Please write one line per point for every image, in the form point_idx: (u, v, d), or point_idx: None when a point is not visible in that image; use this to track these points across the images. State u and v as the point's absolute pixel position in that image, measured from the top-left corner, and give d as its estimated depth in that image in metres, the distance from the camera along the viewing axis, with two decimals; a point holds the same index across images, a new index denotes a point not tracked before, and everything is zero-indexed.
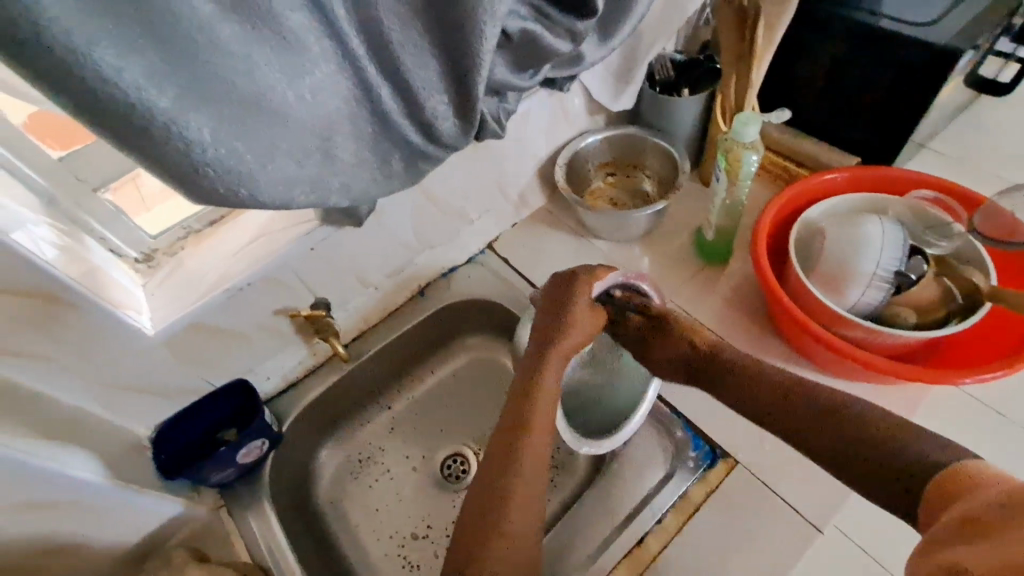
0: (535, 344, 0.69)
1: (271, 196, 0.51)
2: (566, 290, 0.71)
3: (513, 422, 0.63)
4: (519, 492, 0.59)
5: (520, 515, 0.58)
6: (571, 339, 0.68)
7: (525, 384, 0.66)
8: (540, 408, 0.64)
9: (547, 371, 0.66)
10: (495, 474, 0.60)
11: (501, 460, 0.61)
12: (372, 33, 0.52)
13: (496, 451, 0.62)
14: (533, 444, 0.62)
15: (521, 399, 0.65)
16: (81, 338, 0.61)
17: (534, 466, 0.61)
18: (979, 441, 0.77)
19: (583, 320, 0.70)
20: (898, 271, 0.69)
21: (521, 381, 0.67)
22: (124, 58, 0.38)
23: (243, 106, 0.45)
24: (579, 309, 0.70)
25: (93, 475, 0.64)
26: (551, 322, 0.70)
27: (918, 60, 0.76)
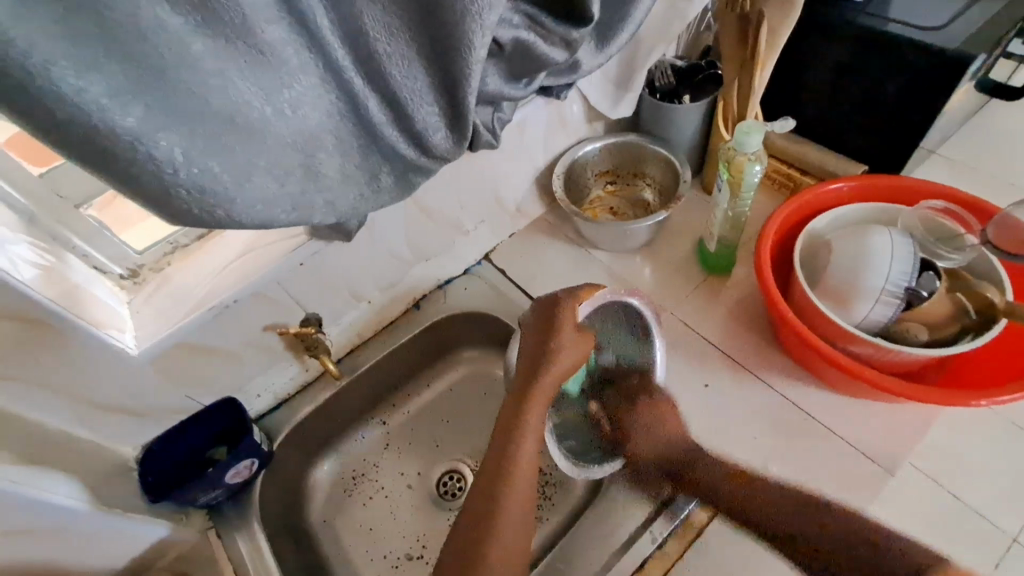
0: (519, 381, 0.66)
1: (249, 216, 0.49)
2: (549, 319, 0.67)
3: (501, 440, 0.62)
4: (506, 516, 0.58)
5: (506, 539, 0.57)
6: (557, 373, 0.64)
7: (513, 417, 0.63)
8: (526, 437, 0.62)
9: (535, 406, 0.63)
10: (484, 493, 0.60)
11: (489, 487, 0.60)
12: (357, 44, 0.50)
13: (484, 479, 0.61)
14: (520, 471, 0.61)
15: (508, 429, 0.63)
16: (60, 359, 0.59)
17: (521, 490, 0.60)
18: (992, 458, 0.75)
19: (571, 346, 0.65)
20: (908, 286, 0.66)
21: (508, 422, 0.64)
22: (87, 77, 0.36)
23: (217, 124, 0.43)
24: (563, 337, 0.65)
25: (76, 499, 0.62)
26: (539, 349, 0.66)
27: (928, 65, 0.74)
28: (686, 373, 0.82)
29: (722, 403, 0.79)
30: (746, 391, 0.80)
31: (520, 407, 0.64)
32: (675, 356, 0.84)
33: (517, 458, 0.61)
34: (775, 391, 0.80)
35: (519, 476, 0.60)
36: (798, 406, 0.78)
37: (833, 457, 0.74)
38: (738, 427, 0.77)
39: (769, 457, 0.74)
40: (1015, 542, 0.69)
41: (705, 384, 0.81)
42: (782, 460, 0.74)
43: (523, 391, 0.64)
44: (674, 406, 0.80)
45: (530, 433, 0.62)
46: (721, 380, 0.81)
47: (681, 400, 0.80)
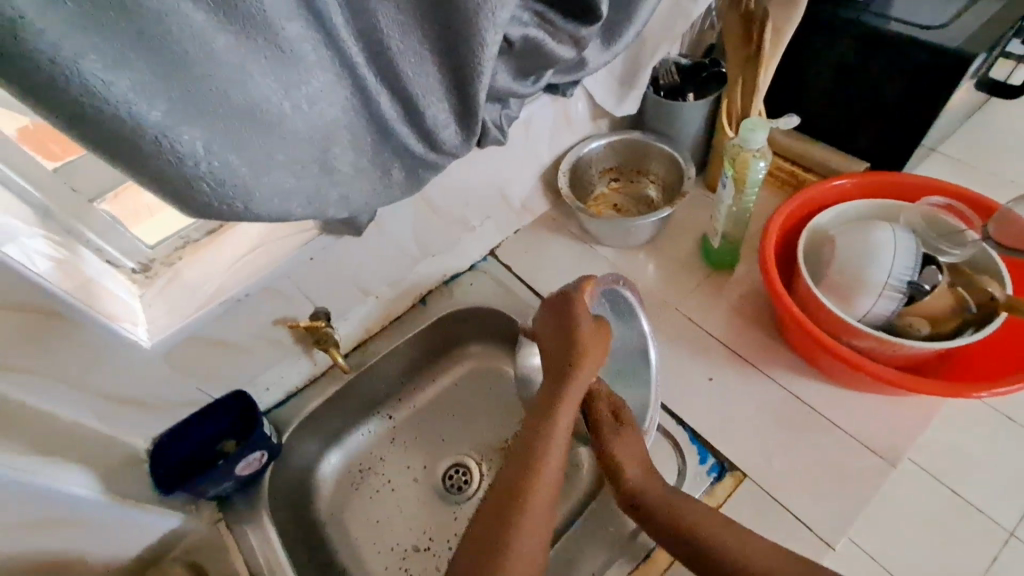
0: (546, 382, 0.67)
1: (266, 210, 0.49)
2: (568, 316, 0.68)
3: (532, 429, 0.64)
4: (529, 506, 0.58)
5: (530, 529, 0.57)
6: (582, 371, 0.66)
7: (541, 415, 0.64)
8: (555, 433, 0.63)
9: (564, 403, 0.64)
10: (511, 479, 0.60)
11: (514, 478, 0.60)
12: (371, 41, 0.51)
13: (509, 471, 0.61)
14: (546, 465, 0.61)
15: (535, 425, 0.64)
16: (75, 350, 0.60)
17: (546, 484, 0.60)
18: (990, 451, 0.76)
19: (595, 344, 0.67)
20: (911, 281, 0.67)
21: (534, 419, 0.65)
22: (113, 71, 0.37)
23: (237, 118, 0.44)
24: (586, 334, 0.66)
25: (92, 490, 0.64)
26: (562, 348, 0.67)
27: (930, 64, 0.75)
28: (690, 367, 0.83)
29: (725, 396, 0.80)
30: (749, 384, 0.81)
31: (547, 403, 0.65)
32: (680, 350, 0.85)
33: (546, 449, 0.62)
34: (778, 385, 0.81)
35: (548, 466, 0.61)
36: (801, 400, 0.79)
37: (836, 449, 0.75)
38: (742, 420, 0.78)
39: (773, 450, 0.76)
40: (1012, 537, 0.70)
41: (709, 378, 0.82)
42: (785, 453, 0.75)
43: (551, 391, 0.66)
44: (679, 399, 0.81)
45: (557, 429, 0.63)
46: (724, 374, 0.82)
47: (685, 394, 0.81)
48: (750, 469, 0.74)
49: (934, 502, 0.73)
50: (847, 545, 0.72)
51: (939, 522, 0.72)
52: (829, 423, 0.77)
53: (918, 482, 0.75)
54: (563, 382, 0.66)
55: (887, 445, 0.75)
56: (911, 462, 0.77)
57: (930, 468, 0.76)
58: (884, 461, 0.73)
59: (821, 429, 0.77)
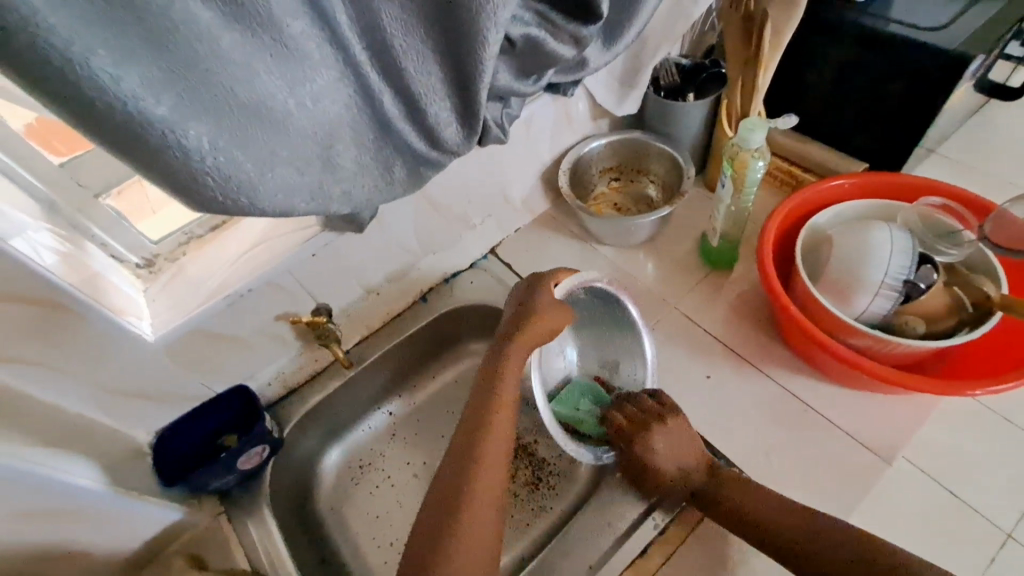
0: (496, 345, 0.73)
1: (270, 205, 0.50)
2: (528, 293, 0.75)
3: (482, 396, 0.69)
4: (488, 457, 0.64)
5: (486, 482, 0.63)
6: (532, 335, 0.72)
7: (493, 375, 0.70)
8: (504, 395, 0.69)
9: (513, 363, 0.70)
10: (466, 443, 0.66)
11: (473, 434, 0.66)
12: (374, 39, 0.52)
13: (465, 427, 0.68)
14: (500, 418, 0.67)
15: (488, 384, 0.70)
16: (81, 343, 0.61)
17: (501, 434, 0.67)
18: (986, 450, 0.76)
19: (550, 311, 0.73)
20: (907, 280, 0.67)
21: (486, 379, 0.70)
22: (122, 66, 0.37)
23: (243, 114, 0.44)
24: (543, 303, 0.73)
25: (96, 482, 0.64)
26: (518, 316, 0.74)
27: (928, 65, 0.75)
28: (688, 365, 0.84)
29: (723, 394, 0.81)
30: (747, 382, 0.82)
31: (498, 363, 0.71)
32: (678, 348, 0.86)
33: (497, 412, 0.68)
34: (776, 383, 0.81)
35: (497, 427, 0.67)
36: (798, 398, 0.80)
37: (833, 448, 0.75)
38: (739, 417, 0.79)
39: (769, 447, 0.76)
40: (1009, 539, 0.70)
41: (708, 376, 0.83)
42: (781, 450, 0.76)
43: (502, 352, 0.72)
44: (677, 396, 0.81)
45: (507, 386, 0.69)
46: (722, 372, 0.83)
47: (683, 392, 0.82)
48: (747, 466, 0.75)
49: (930, 505, 0.72)
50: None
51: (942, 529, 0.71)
52: (826, 422, 0.78)
53: (917, 484, 0.74)
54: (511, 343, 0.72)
55: (882, 443, 0.75)
56: (907, 461, 0.75)
57: (929, 470, 0.75)
58: (880, 460, 0.74)
59: (818, 427, 0.77)
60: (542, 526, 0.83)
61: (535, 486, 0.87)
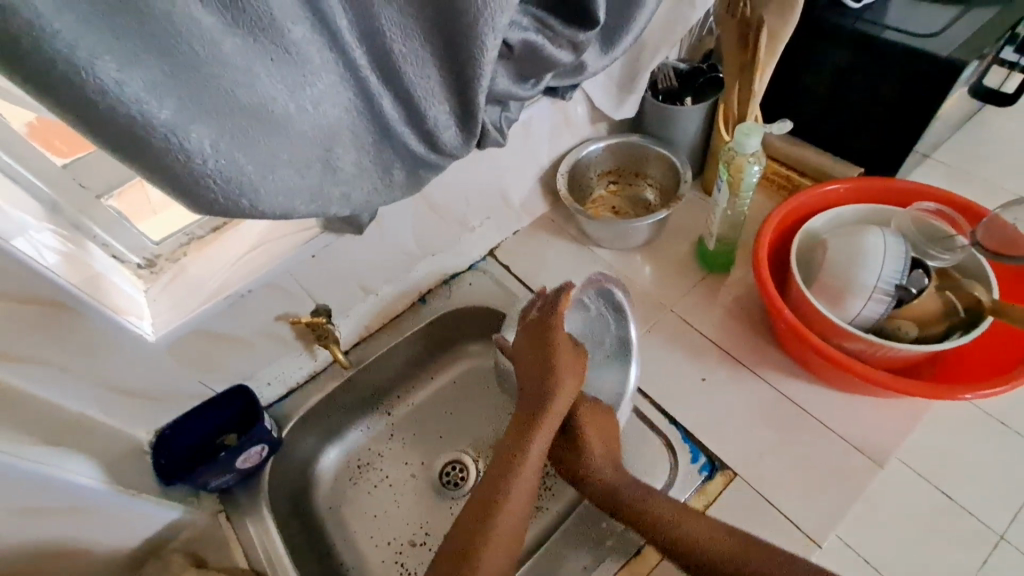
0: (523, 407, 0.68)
1: (271, 207, 0.51)
2: (544, 336, 0.71)
3: (518, 429, 0.66)
4: (500, 531, 0.61)
5: (506, 525, 0.61)
6: (562, 402, 0.67)
7: (517, 440, 0.65)
8: (541, 433, 0.65)
9: (541, 428, 0.65)
10: (497, 476, 0.64)
11: (488, 504, 0.62)
12: (374, 43, 0.53)
13: (481, 495, 0.63)
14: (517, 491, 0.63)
15: (511, 450, 0.65)
16: (82, 343, 0.61)
17: (525, 488, 0.64)
18: (979, 453, 0.77)
19: (575, 371, 0.69)
20: (900, 284, 0.68)
21: (509, 444, 0.66)
22: (126, 70, 0.38)
23: (245, 117, 0.45)
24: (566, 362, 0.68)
25: (94, 480, 0.65)
26: (543, 374, 0.69)
27: (922, 71, 0.76)
28: (684, 368, 0.85)
29: (718, 397, 0.82)
30: (742, 385, 0.83)
31: (524, 430, 0.66)
32: (675, 351, 0.87)
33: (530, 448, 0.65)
34: (771, 386, 0.82)
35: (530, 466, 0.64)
36: (793, 401, 0.81)
37: (826, 450, 0.76)
38: (734, 419, 0.79)
39: (763, 449, 0.77)
40: (1002, 541, 0.72)
41: (703, 378, 0.84)
42: (776, 452, 0.76)
43: (529, 417, 0.67)
44: (673, 398, 0.82)
45: (530, 454, 0.64)
46: (719, 375, 0.84)
47: (679, 394, 0.83)
48: (742, 469, 0.76)
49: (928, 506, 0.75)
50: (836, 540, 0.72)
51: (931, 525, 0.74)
52: (820, 424, 0.78)
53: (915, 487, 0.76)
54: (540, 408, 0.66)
55: (875, 447, 0.76)
56: (902, 464, 0.78)
57: (926, 473, 0.77)
58: (872, 462, 0.74)
59: (813, 430, 0.78)
60: (539, 526, 0.84)
61: None
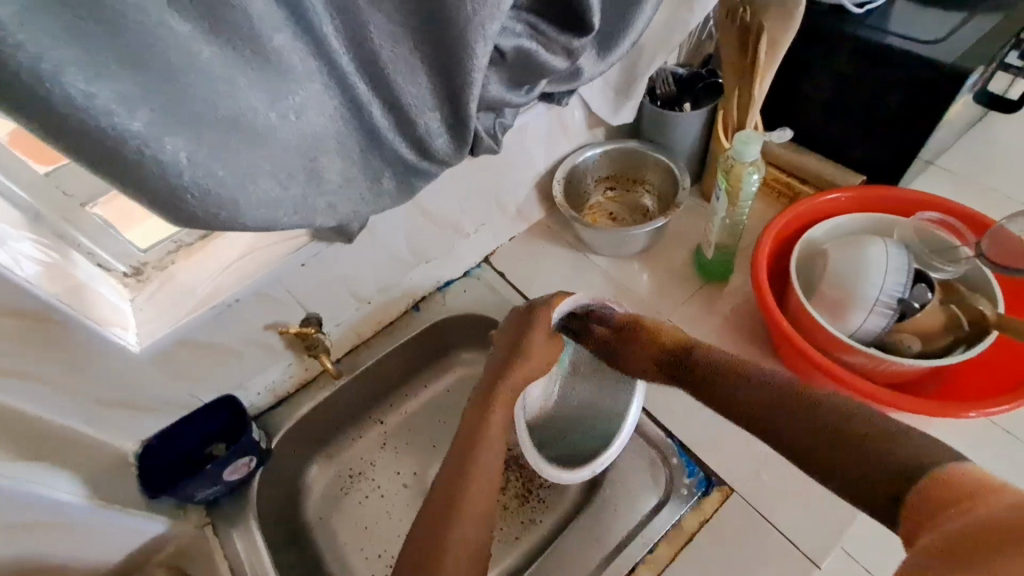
0: (480, 395, 0.69)
1: (253, 219, 0.49)
2: (524, 328, 0.72)
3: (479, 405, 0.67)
4: (466, 506, 0.57)
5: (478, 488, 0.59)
6: (518, 378, 0.68)
7: (474, 420, 0.65)
8: (502, 400, 0.66)
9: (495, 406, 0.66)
10: (463, 447, 0.63)
11: (450, 486, 0.59)
12: (361, 49, 0.51)
13: (440, 495, 0.59)
14: (482, 465, 0.60)
15: (469, 433, 0.64)
16: (62, 355, 0.60)
17: (494, 451, 0.62)
18: (983, 469, 0.76)
19: (542, 350, 0.70)
20: (902, 297, 0.66)
21: (468, 431, 0.65)
22: (96, 82, 0.37)
23: (223, 128, 0.44)
24: (535, 341, 0.70)
25: (75, 495, 0.63)
26: (505, 360, 0.70)
27: (926, 79, 0.74)
28: None
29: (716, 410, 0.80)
30: None
31: (477, 428, 0.64)
32: None
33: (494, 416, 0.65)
34: None
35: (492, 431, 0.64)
36: None
37: None
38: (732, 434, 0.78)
39: (761, 465, 0.75)
40: None
41: None
42: (774, 468, 0.75)
43: (486, 399, 0.67)
44: (669, 411, 0.80)
45: (489, 428, 0.64)
46: None
47: (677, 407, 0.81)
48: (740, 485, 0.74)
49: None
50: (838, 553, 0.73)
51: None
52: None
53: None
54: (497, 388, 0.68)
55: None
56: None
57: None
58: None
59: None
60: (531, 540, 0.82)
61: (525, 498, 0.86)
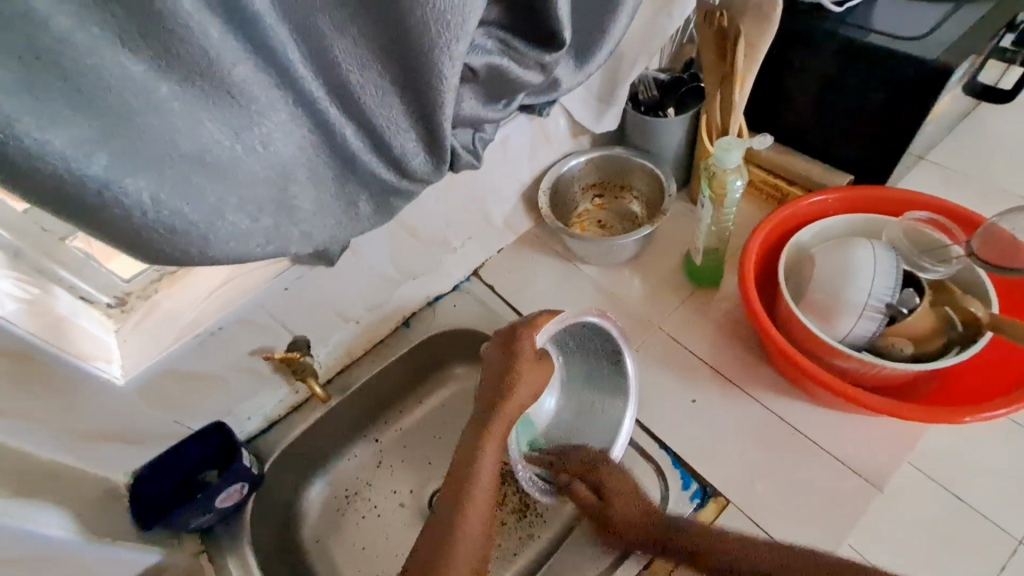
0: (477, 411, 0.69)
1: (223, 252, 0.49)
2: (509, 347, 0.71)
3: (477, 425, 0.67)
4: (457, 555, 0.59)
5: (475, 513, 0.62)
6: (513, 410, 0.67)
7: (469, 447, 0.66)
8: (499, 423, 0.66)
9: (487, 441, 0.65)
10: (458, 469, 0.64)
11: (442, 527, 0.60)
12: (328, 75, 0.51)
13: (438, 518, 0.62)
14: (476, 500, 0.62)
15: (462, 464, 0.64)
16: (47, 391, 0.59)
17: (489, 474, 0.64)
18: (987, 469, 0.74)
19: (531, 376, 0.69)
20: (891, 301, 0.65)
21: (460, 466, 0.64)
22: (49, 128, 0.36)
23: (187, 166, 0.43)
24: (522, 370, 0.69)
25: (66, 531, 0.61)
26: (495, 386, 0.69)
27: (910, 75, 0.73)
28: (673, 389, 0.82)
29: (710, 418, 0.79)
30: (734, 404, 0.80)
31: (473, 451, 0.65)
32: (664, 371, 0.84)
33: (490, 438, 0.66)
34: (761, 405, 0.79)
35: (488, 455, 0.65)
36: (785, 421, 0.78)
37: (823, 473, 0.73)
38: (727, 443, 0.77)
39: (757, 474, 0.74)
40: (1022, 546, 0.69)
41: (693, 400, 0.81)
42: (771, 476, 0.74)
43: (479, 430, 0.67)
44: (662, 421, 0.80)
45: (486, 458, 0.64)
46: (709, 396, 0.81)
47: (668, 415, 0.80)
48: (735, 495, 0.73)
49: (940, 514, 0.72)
50: (847, 551, 0.71)
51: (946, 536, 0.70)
52: (816, 445, 0.75)
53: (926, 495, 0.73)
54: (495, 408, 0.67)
55: (876, 469, 0.73)
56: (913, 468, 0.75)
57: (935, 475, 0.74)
58: (870, 485, 0.72)
59: (807, 452, 0.75)
60: (530, 556, 0.81)
61: (523, 513, 0.85)
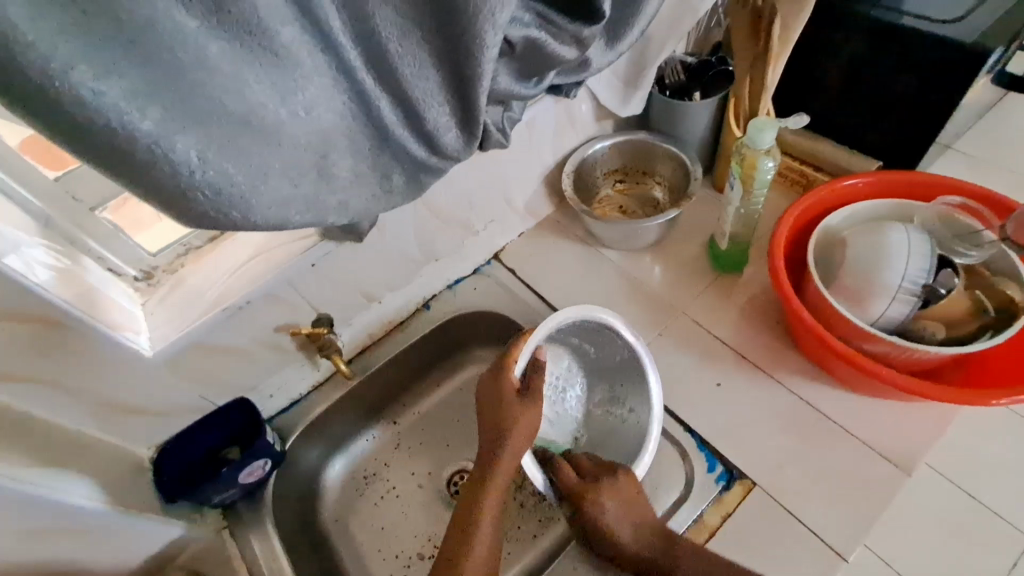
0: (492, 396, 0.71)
1: (263, 218, 0.49)
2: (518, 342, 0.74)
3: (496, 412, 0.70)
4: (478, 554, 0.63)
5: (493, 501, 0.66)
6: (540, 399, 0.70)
7: (494, 430, 0.69)
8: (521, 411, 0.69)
9: (517, 428, 0.68)
10: (483, 465, 0.68)
11: (470, 513, 0.65)
12: (369, 43, 0.50)
13: (462, 509, 0.66)
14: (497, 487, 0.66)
15: (485, 455, 0.68)
16: (76, 358, 0.59)
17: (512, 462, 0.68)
18: (996, 469, 0.82)
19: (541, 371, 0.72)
20: (926, 284, 0.65)
21: (470, 493, 0.67)
22: (105, 81, 0.36)
23: (233, 127, 0.43)
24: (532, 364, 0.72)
25: (94, 501, 0.62)
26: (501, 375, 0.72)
27: (944, 59, 0.73)
28: (698, 372, 0.82)
29: (733, 402, 0.79)
30: (757, 389, 0.80)
31: (496, 442, 0.68)
32: (688, 355, 0.84)
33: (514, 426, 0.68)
34: (788, 391, 0.79)
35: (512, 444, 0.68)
36: (813, 407, 0.78)
37: (850, 458, 0.73)
38: (750, 424, 0.77)
39: (783, 459, 0.74)
40: None
41: (718, 383, 0.81)
42: (796, 460, 0.74)
43: (495, 426, 0.69)
44: (686, 404, 0.80)
45: (514, 443, 0.68)
46: (734, 380, 0.81)
47: (692, 399, 0.80)
48: (761, 479, 0.73)
49: (951, 517, 0.80)
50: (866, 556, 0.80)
51: (955, 532, 0.79)
52: (841, 430, 0.75)
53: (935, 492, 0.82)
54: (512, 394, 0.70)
55: (903, 453, 0.73)
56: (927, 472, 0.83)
57: (946, 472, 0.83)
58: (898, 469, 0.71)
59: (833, 437, 0.75)
60: (550, 538, 0.81)
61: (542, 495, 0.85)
